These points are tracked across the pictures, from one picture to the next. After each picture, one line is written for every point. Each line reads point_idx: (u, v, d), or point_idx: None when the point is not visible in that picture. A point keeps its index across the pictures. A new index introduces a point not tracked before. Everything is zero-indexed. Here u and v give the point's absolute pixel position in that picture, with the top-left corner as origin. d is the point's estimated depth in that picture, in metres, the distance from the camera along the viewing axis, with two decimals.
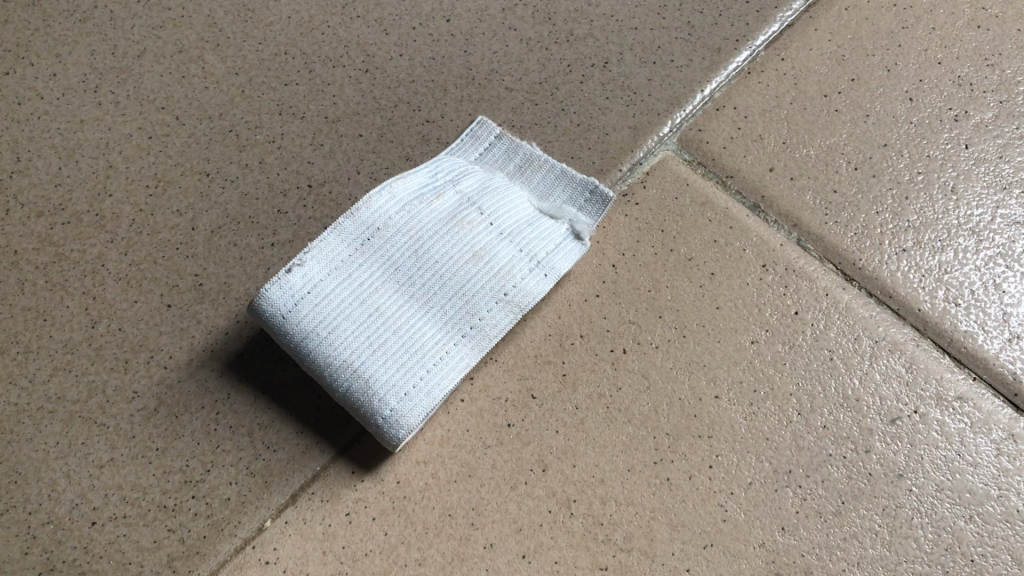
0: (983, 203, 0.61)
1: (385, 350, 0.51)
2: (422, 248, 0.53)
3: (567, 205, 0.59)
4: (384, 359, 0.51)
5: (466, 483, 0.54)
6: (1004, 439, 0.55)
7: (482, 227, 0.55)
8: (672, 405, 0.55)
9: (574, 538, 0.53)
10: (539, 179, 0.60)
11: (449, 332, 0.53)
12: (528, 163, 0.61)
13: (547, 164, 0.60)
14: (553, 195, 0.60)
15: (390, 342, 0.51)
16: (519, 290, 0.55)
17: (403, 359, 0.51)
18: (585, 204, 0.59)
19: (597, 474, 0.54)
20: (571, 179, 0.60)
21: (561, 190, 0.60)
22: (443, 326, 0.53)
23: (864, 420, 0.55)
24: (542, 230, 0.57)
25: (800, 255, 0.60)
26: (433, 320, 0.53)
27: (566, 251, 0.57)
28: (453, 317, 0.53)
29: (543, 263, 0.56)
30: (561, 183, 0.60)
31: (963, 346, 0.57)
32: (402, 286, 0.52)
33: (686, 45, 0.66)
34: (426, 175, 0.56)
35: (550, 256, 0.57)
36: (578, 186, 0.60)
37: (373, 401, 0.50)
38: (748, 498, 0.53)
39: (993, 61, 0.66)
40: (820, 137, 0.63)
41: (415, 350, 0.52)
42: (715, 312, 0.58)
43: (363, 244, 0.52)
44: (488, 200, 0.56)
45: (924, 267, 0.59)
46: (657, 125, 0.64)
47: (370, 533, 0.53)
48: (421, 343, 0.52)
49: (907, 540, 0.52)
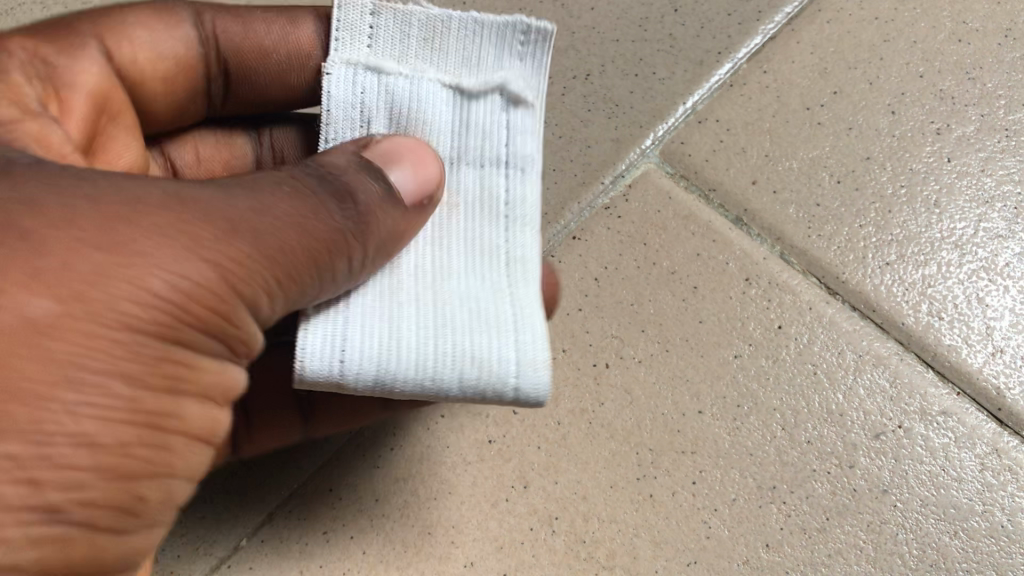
0: (966, 217, 0.60)
1: (447, 327, 0.40)
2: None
3: (497, 128, 0.44)
4: (454, 332, 0.40)
5: (446, 501, 0.55)
6: (987, 454, 0.54)
7: (448, 214, 0.44)
8: (654, 420, 0.55)
9: (556, 556, 0.53)
10: (453, 45, 0.44)
11: (498, 281, 0.42)
12: (431, 31, 0.44)
13: (451, 21, 0.44)
14: (466, 48, 0.44)
15: (457, 319, 0.40)
16: (526, 259, 0.43)
17: (473, 328, 0.40)
18: (514, 44, 0.44)
19: (578, 490, 0.54)
20: (490, 23, 0.44)
21: (486, 44, 0.44)
22: (487, 279, 0.42)
23: (849, 435, 0.55)
24: (534, 233, 0.43)
25: (783, 268, 0.59)
26: (477, 282, 0.42)
27: (522, 127, 0.44)
28: (487, 262, 0.43)
29: (520, 254, 0.43)
30: (478, 36, 0.44)
31: (947, 361, 0.56)
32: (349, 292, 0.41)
33: (668, 57, 0.66)
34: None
35: (514, 139, 0.44)
36: (500, 29, 0.44)
37: (478, 380, 0.39)
38: (732, 514, 0.53)
39: (973, 75, 0.64)
40: (803, 150, 0.62)
41: (332, 329, 0.39)
42: (697, 326, 0.58)
43: None
44: (404, 117, 0.44)
45: (907, 280, 0.58)
46: (638, 138, 0.63)
47: (348, 552, 0.54)
48: (362, 332, 0.39)
49: (892, 557, 0.52)
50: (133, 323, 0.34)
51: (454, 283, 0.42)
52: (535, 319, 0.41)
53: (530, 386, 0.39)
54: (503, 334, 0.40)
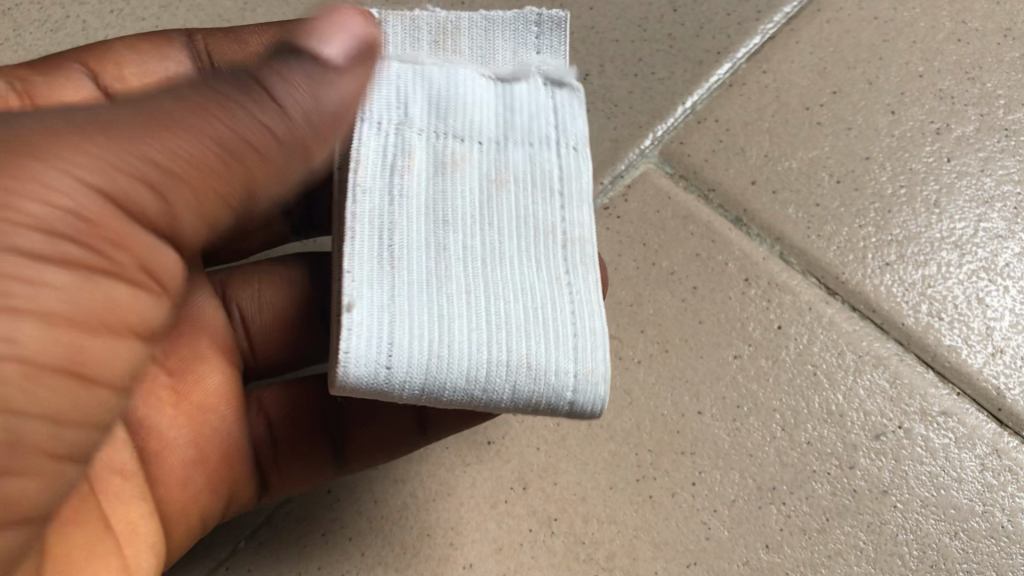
0: (966, 217, 0.60)
1: (504, 326, 0.39)
2: (444, 214, 0.41)
3: (545, 111, 0.44)
4: (513, 331, 0.39)
5: (445, 502, 0.55)
6: (987, 455, 0.54)
7: (498, 190, 0.42)
8: (654, 421, 0.55)
9: (555, 557, 0.53)
10: (466, 42, 0.45)
11: (555, 271, 0.41)
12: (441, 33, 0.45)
13: (463, 20, 0.45)
14: (479, 42, 0.45)
15: (514, 316, 0.39)
16: (583, 239, 0.42)
17: (530, 327, 0.39)
18: (533, 32, 0.45)
19: (578, 491, 0.54)
20: (503, 19, 0.45)
21: (501, 38, 0.45)
22: (543, 268, 0.41)
23: (848, 435, 0.55)
24: (589, 212, 0.43)
25: (783, 268, 0.59)
26: (531, 270, 0.41)
27: (567, 111, 0.44)
28: (540, 249, 0.41)
29: (576, 234, 0.42)
30: (491, 32, 0.45)
31: (947, 361, 0.56)
32: (394, 286, 0.39)
33: (667, 58, 0.65)
34: (379, 135, 0.42)
35: (562, 124, 0.44)
36: (516, 21, 0.45)
37: (537, 380, 0.38)
38: (732, 515, 0.53)
39: (973, 75, 0.64)
40: (802, 150, 0.62)
41: (377, 326, 0.37)
42: (697, 327, 0.57)
43: (383, 256, 0.40)
44: (444, 102, 0.43)
45: (907, 280, 0.58)
46: (637, 138, 0.63)
47: (347, 554, 0.54)
48: (411, 335, 0.38)
49: (892, 558, 0.52)
50: (17, 242, 0.33)
51: (507, 270, 0.41)
52: (593, 314, 0.40)
53: (588, 391, 0.38)
54: (561, 338, 0.39)
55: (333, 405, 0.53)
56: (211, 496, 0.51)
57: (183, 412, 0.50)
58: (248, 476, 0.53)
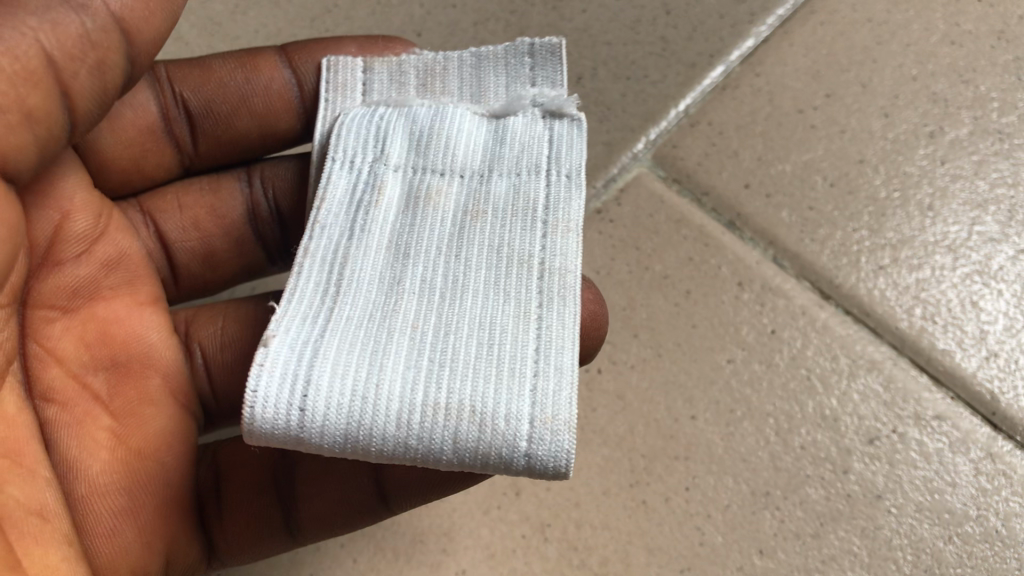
0: (959, 220, 0.60)
1: (451, 362, 0.38)
2: (406, 248, 0.42)
3: (539, 141, 0.45)
4: (460, 369, 0.38)
5: (437, 508, 0.54)
6: (982, 459, 0.54)
7: (473, 221, 0.43)
8: (647, 426, 0.55)
9: (548, 563, 0.53)
10: (454, 82, 0.49)
11: (524, 308, 0.40)
12: (429, 76, 0.49)
13: (450, 59, 0.49)
14: (471, 78, 0.48)
15: (466, 352, 0.38)
16: (564, 270, 0.41)
17: (478, 367, 0.38)
18: (529, 64, 0.48)
19: (571, 497, 0.54)
20: (494, 56, 0.48)
21: (492, 74, 0.48)
22: (511, 303, 0.40)
23: (843, 440, 0.54)
24: (575, 240, 0.42)
25: (776, 272, 0.59)
26: (494, 305, 0.40)
27: (567, 141, 0.45)
28: (511, 283, 0.41)
29: (557, 264, 0.41)
30: (482, 69, 0.48)
31: (940, 365, 0.56)
32: (329, 326, 0.39)
33: (660, 61, 0.65)
34: (350, 174, 0.44)
35: (555, 158, 0.44)
36: (509, 56, 0.48)
37: (476, 423, 0.36)
38: (726, 520, 0.53)
39: (967, 78, 0.64)
40: (795, 154, 0.62)
41: (296, 361, 0.37)
42: (690, 331, 0.57)
43: (331, 295, 0.41)
44: (432, 132, 0.46)
45: (901, 284, 0.58)
46: (630, 142, 0.63)
47: (338, 560, 0.54)
48: (334, 375, 0.37)
49: (886, 562, 0.52)
50: None
51: (467, 305, 0.40)
52: (561, 353, 0.38)
53: (543, 439, 0.36)
54: (512, 380, 0.37)
55: (285, 464, 0.48)
56: (148, 553, 0.44)
57: (118, 455, 0.44)
58: (194, 537, 0.47)
